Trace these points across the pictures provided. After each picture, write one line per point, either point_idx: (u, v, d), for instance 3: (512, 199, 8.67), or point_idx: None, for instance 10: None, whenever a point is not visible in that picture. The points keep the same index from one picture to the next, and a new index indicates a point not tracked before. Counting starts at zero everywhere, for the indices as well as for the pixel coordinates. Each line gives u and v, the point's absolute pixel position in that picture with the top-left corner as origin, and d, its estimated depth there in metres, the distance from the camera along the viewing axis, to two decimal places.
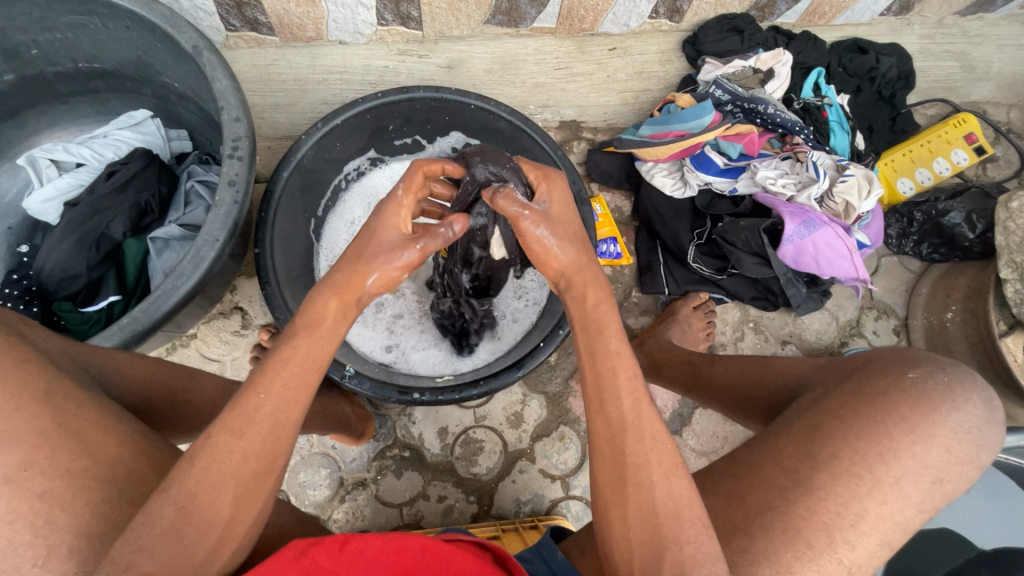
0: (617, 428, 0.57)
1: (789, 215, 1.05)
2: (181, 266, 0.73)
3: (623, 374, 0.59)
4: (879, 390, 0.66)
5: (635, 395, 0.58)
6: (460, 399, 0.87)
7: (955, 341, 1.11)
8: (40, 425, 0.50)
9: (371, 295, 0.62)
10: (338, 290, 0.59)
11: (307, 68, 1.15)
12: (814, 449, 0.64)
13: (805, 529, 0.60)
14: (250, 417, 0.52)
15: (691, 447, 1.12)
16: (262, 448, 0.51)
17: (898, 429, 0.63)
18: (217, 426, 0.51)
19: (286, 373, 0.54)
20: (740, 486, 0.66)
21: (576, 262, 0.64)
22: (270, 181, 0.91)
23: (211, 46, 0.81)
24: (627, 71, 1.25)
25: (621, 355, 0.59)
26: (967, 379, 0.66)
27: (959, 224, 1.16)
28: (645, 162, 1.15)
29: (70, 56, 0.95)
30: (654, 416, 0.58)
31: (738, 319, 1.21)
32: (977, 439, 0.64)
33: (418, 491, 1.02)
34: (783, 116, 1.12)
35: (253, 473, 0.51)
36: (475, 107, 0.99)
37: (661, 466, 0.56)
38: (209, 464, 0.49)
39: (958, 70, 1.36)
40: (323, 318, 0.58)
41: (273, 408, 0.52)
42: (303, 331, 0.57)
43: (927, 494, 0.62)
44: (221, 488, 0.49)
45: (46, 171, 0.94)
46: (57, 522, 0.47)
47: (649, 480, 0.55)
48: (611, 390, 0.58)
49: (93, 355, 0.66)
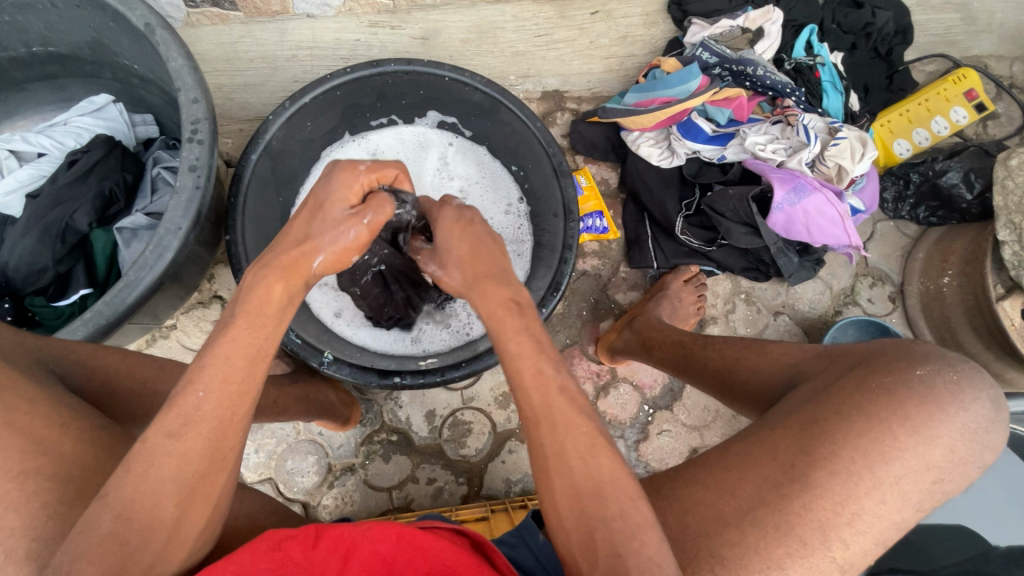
0: (537, 422, 0.55)
1: (778, 181, 1.02)
2: (144, 256, 0.71)
3: (528, 371, 0.57)
4: (884, 388, 0.64)
5: (545, 389, 0.56)
6: (443, 381, 0.86)
7: (952, 308, 1.08)
8: None
9: (314, 276, 0.64)
10: (284, 274, 0.60)
11: (275, 44, 1.10)
12: (811, 446, 0.63)
13: (798, 526, 0.60)
14: (190, 416, 0.49)
15: (682, 422, 1.12)
16: (205, 447, 0.49)
17: (903, 429, 0.62)
18: (153, 429, 0.49)
19: (226, 367, 0.52)
20: (732, 476, 0.65)
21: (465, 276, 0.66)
22: (239, 164, 0.88)
23: (165, 23, 0.77)
24: (611, 36, 1.20)
25: (523, 355, 0.58)
26: (976, 377, 0.65)
27: (957, 185, 1.13)
28: (632, 132, 1.11)
29: (22, 40, 0.91)
30: (573, 405, 0.56)
31: (729, 290, 1.19)
32: (980, 439, 0.63)
33: (407, 475, 1.02)
34: (773, 77, 1.06)
35: (198, 472, 0.49)
36: (449, 79, 0.94)
37: (576, 450, 0.53)
38: (148, 466, 0.47)
39: (959, 22, 1.29)
40: (269, 300, 0.58)
41: (213, 406, 0.50)
42: (243, 321, 0.55)
43: (926, 494, 0.62)
44: (161, 491, 0.47)
45: (6, 162, 0.92)
46: (13, 526, 0.46)
47: (568, 464, 0.53)
48: (521, 390, 0.57)
49: (52, 345, 0.65)
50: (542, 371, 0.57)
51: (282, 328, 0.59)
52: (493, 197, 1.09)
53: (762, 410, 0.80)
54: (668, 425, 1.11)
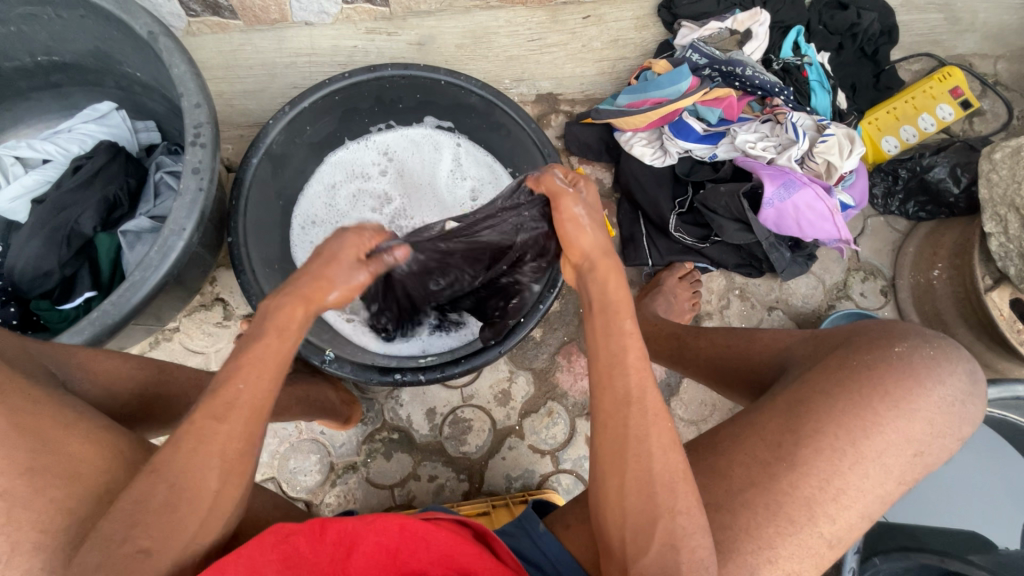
0: (621, 403, 0.58)
1: (768, 177, 1.04)
2: (148, 257, 0.73)
3: (633, 352, 0.59)
4: (866, 364, 0.66)
5: (643, 372, 0.59)
6: (443, 377, 0.88)
7: (942, 300, 1.10)
8: (1, 424, 0.50)
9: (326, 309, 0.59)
10: (305, 300, 0.57)
11: (274, 52, 1.13)
12: (798, 425, 0.64)
13: (787, 504, 0.61)
14: (233, 403, 0.52)
15: (680, 417, 1.13)
16: (245, 432, 0.52)
17: (883, 404, 0.63)
18: (198, 412, 0.51)
19: (263, 366, 0.54)
20: (722, 459, 0.66)
21: (602, 244, 0.63)
22: (239, 167, 0.90)
23: (167, 30, 0.79)
24: (603, 39, 1.22)
25: (634, 334, 0.60)
26: (951, 352, 0.67)
27: (944, 179, 1.16)
28: (625, 133, 1.14)
29: (27, 50, 0.93)
30: (658, 394, 0.59)
31: (724, 286, 1.20)
32: (958, 412, 0.65)
33: (409, 472, 1.03)
34: (762, 77, 1.09)
35: (238, 451, 0.52)
36: (445, 82, 0.96)
37: (660, 440, 0.57)
38: (194, 446, 0.50)
39: (943, 22, 1.32)
40: (285, 321, 0.55)
41: (253, 395, 0.53)
42: (273, 336, 0.55)
43: (907, 467, 0.64)
44: (205, 467, 0.50)
45: (12, 168, 0.93)
46: (21, 520, 0.48)
47: (647, 450, 0.57)
48: (620, 366, 0.59)
49: (55, 349, 0.67)
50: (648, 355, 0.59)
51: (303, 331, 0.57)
52: None
53: (756, 395, 0.81)
54: (666, 420, 1.12)
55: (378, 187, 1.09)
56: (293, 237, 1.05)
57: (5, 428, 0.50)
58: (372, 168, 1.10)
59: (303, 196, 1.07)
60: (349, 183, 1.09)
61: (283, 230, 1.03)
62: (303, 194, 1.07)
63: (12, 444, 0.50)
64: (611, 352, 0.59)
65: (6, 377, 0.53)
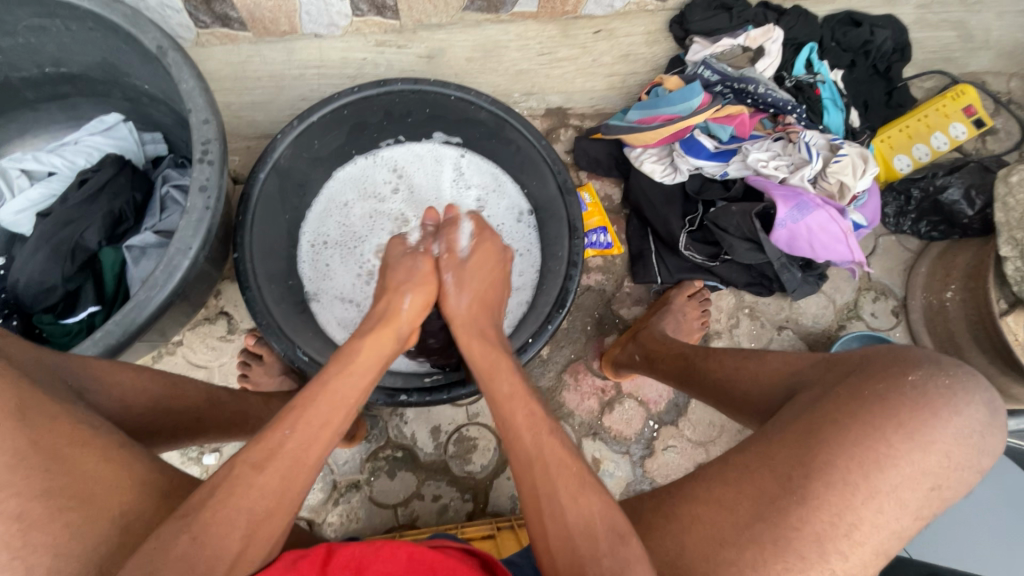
0: (525, 465, 0.60)
1: (781, 198, 1.03)
2: (155, 275, 0.72)
3: (520, 413, 0.64)
4: (877, 395, 0.65)
5: (536, 429, 0.62)
6: (449, 398, 0.87)
7: (955, 322, 1.08)
8: (16, 444, 0.50)
9: (406, 321, 0.75)
10: (382, 324, 0.73)
11: (282, 64, 1.12)
12: (808, 456, 0.63)
13: (795, 541, 0.60)
14: (274, 451, 0.55)
15: (687, 438, 1.11)
16: (278, 485, 0.53)
17: (897, 436, 0.62)
18: (240, 460, 0.54)
19: (310, 411, 0.58)
20: (730, 491, 0.65)
21: (469, 312, 0.78)
22: (247, 182, 0.89)
23: (177, 45, 0.78)
24: (613, 54, 1.21)
25: (513, 396, 0.66)
26: (970, 381, 0.65)
27: (958, 201, 1.14)
28: (635, 148, 1.12)
29: (35, 62, 0.92)
30: (558, 446, 0.61)
31: (733, 305, 1.19)
32: (976, 444, 0.64)
33: (413, 492, 1.02)
34: (774, 95, 1.08)
35: (266, 510, 0.52)
36: (455, 97, 0.96)
37: (569, 491, 0.58)
38: (229, 494, 0.52)
39: (956, 40, 1.30)
40: (355, 356, 0.66)
41: (295, 444, 0.56)
42: (334, 370, 0.64)
43: (924, 501, 0.62)
44: (231, 521, 0.50)
45: (17, 181, 0.92)
46: (35, 544, 0.47)
47: (559, 506, 0.57)
48: (513, 431, 0.63)
49: (73, 360, 0.65)
50: (533, 413, 0.63)
51: (371, 371, 0.66)
52: (506, 204, 1.10)
53: (761, 417, 0.80)
54: (674, 441, 1.11)
55: (394, 212, 1.11)
56: (302, 253, 1.05)
57: (22, 448, 0.50)
58: (384, 186, 1.11)
59: (311, 213, 1.07)
60: (360, 202, 1.10)
61: (291, 248, 1.03)
62: (312, 209, 1.07)
63: (26, 466, 0.49)
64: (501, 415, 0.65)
65: (21, 398, 0.52)
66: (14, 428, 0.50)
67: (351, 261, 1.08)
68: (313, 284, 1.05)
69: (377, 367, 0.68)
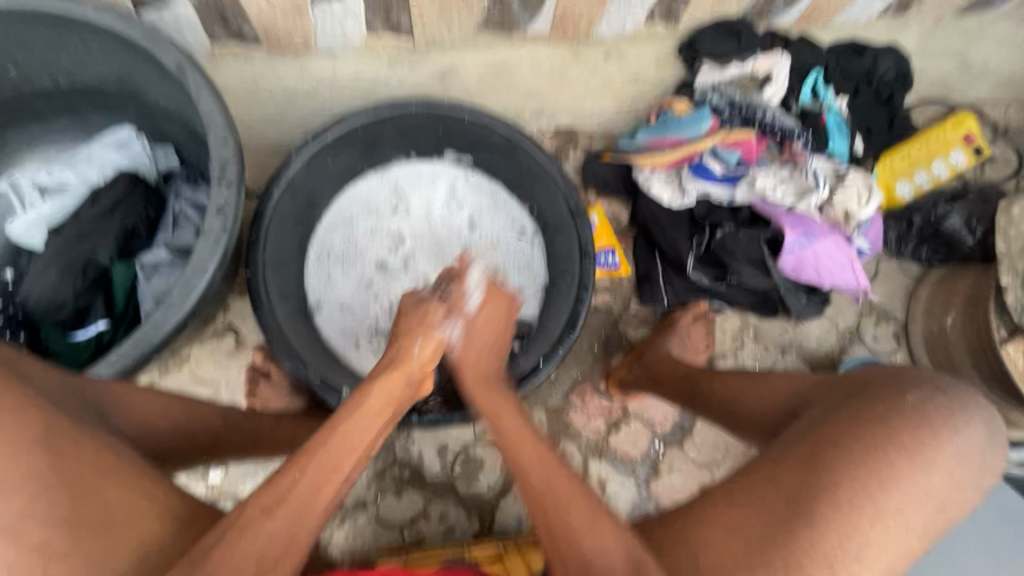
0: (540, 506, 0.61)
1: (788, 226, 1.05)
2: (171, 297, 0.72)
3: (528, 450, 0.66)
4: (876, 417, 0.66)
5: (546, 469, 0.64)
6: (459, 420, 0.88)
7: (955, 347, 1.10)
8: (38, 471, 0.49)
9: (419, 363, 0.75)
10: (394, 366, 0.72)
11: (295, 79, 1.12)
12: (813, 476, 0.64)
13: (807, 564, 0.59)
14: (283, 494, 0.53)
15: (692, 459, 1.12)
16: (287, 531, 0.52)
17: (899, 456, 0.63)
18: (250, 502, 0.53)
19: (321, 454, 0.57)
20: (737, 512, 0.64)
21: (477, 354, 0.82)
22: (260, 201, 0.89)
23: (196, 64, 0.79)
24: (623, 76, 1.22)
25: (521, 435, 0.69)
26: (967, 402, 0.67)
27: (959, 229, 1.18)
28: (643, 171, 1.13)
29: (50, 75, 0.92)
30: (568, 481, 0.63)
31: (738, 326, 1.21)
32: (976, 463, 0.65)
33: (419, 511, 1.02)
34: (779, 121, 1.13)
35: (276, 556, 0.51)
36: (468, 119, 0.97)
37: (586, 524, 0.59)
38: (239, 536, 0.50)
39: (956, 69, 1.33)
40: (368, 400, 0.66)
41: (308, 484, 0.55)
42: (348, 411, 0.63)
43: (930, 520, 0.63)
44: (240, 563, 0.49)
45: (29, 195, 0.92)
46: (54, 574, 0.46)
47: (577, 538, 0.58)
48: (523, 467, 0.65)
49: (95, 387, 0.65)
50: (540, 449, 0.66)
51: (379, 418, 0.66)
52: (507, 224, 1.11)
53: (766, 438, 0.80)
54: (678, 462, 1.12)
55: (393, 226, 1.11)
56: (307, 267, 1.04)
57: (43, 476, 0.49)
58: (387, 205, 1.10)
59: (319, 227, 1.06)
60: (367, 218, 1.09)
61: (299, 261, 1.01)
62: (320, 224, 1.06)
63: (47, 492, 0.49)
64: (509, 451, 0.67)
65: (45, 422, 0.52)
66: (37, 455, 0.50)
67: (347, 273, 1.07)
68: (317, 295, 1.04)
69: (385, 411, 0.67)
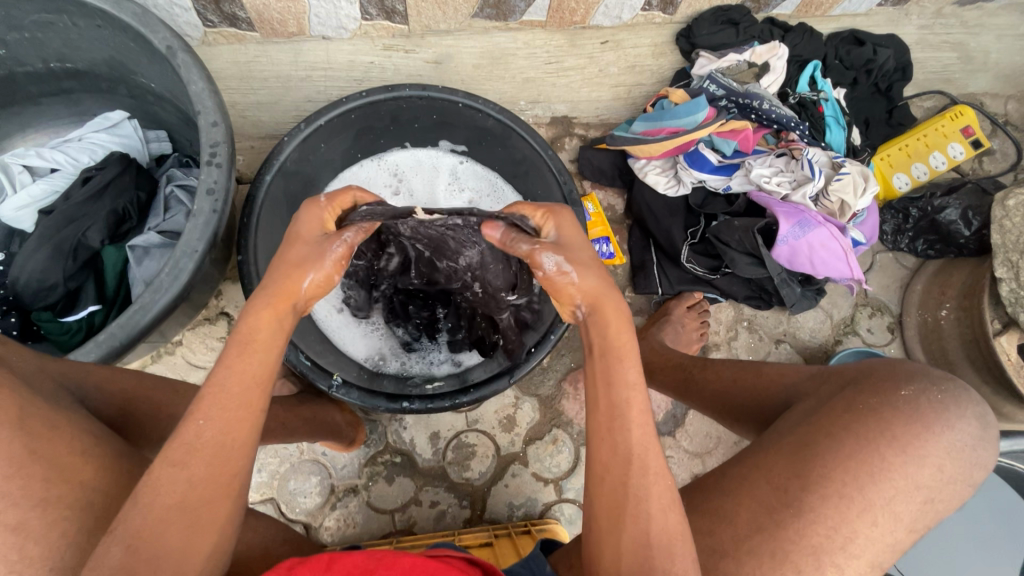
0: (623, 463, 0.55)
1: (783, 215, 1.04)
2: (160, 278, 0.71)
3: (637, 407, 0.57)
4: (870, 409, 0.65)
5: (646, 429, 0.57)
6: (450, 407, 0.88)
7: (949, 339, 1.10)
8: (16, 453, 0.49)
9: (305, 298, 0.64)
10: (273, 300, 0.61)
11: (290, 65, 1.11)
12: (804, 468, 0.63)
13: (793, 553, 0.60)
14: (192, 445, 0.51)
15: (684, 448, 1.12)
16: (208, 473, 0.51)
17: (891, 450, 0.62)
18: (158, 460, 0.51)
19: (224, 398, 0.53)
20: (729, 503, 0.65)
21: (598, 287, 0.61)
22: (253, 185, 0.88)
23: (186, 46, 0.78)
24: (620, 65, 1.21)
25: (637, 386, 0.57)
26: (962, 396, 0.66)
27: (955, 221, 1.16)
28: (638, 160, 1.13)
29: (40, 57, 0.92)
30: (660, 452, 0.57)
31: (732, 318, 1.21)
32: (968, 457, 0.64)
33: (410, 497, 1.02)
34: (778, 111, 1.09)
35: (204, 498, 0.51)
36: (462, 105, 0.96)
37: (659, 500, 0.55)
38: (150, 493, 0.49)
39: (956, 61, 1.32)
40: (257, 332, 0.58)
41: (213, 433, 0.52)
42: (235, 349, 0.56)
43: (917, 514, 0.63)
44: (164, 520, 0.49)
45: (19, 176, 0.92)
46: (31, 556, 0.47)
47: (647, 511, 0.54)
48: (621, 421, 0.56)
49: (72, 372, 0.66)
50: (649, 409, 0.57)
51: (274, 348, 0.59)
52: None
53: (762, 428, 0.80)
54: (670, 451, 1.12)
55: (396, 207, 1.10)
56: None
57: (19, 457, 0.49)
58: (384, 190, 1.10)
59: None
60: None
61: None
62: None
63: (24, 474, 0.49)
64: (615, 406, 0.57)
65: (26, 403, 0.52)
66: (15, 436, 0.50)
67: None
68: None
69: (284, 334, 0.61)
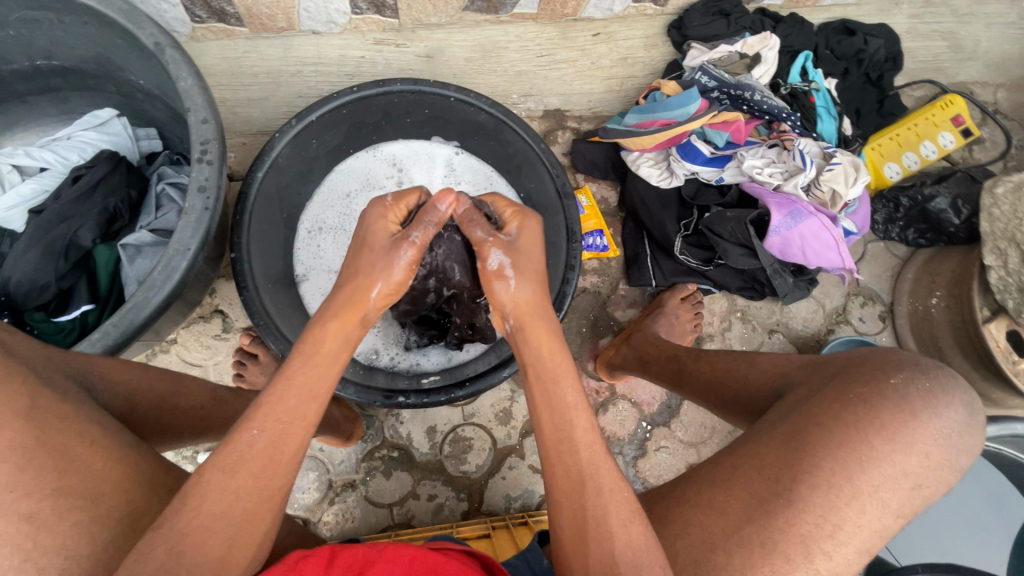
0: (575, 484, 0.57)
1: (775, 206, 1.05)
2: (153, 277, 0.71)
3: (581, 427, 0.59)
4: (861, 398, 0.66)
5: (593, 447, 0.59)
6: (448, 400, 0.90)
7: (939, 327, 1.11)
8: (24, 444, 0.49)
9: (376, 311, 0.65)
10: (341, 313, 0.62)
11: (280, 60, 1.11)
12: (793, 459, 0.64)
13: (783, 543, 0.61)
14: (242, 454, 0.53)
15: (679, 439, 1.13)
16: (254, 486, 0.52)
17: (879, 438, 0.63)
18: (209, 464, 0.52)
19: (279, 408, 0.55)
20: (720, 495, 0.65)
21: (531, 304, 0.64)
22: (245, 181, 0.90)
23: (174, 42, 0.77)
24: (612, 57, 1.21)
25: (577, 407, 0.60)
26: (949, 383, 0.67)
27: (945, 210, 1.17)
28: (632, 152, 1.13)
29: (27, 55, 0.91)
30: (612, 470, 0.59)
31: (726, 308, 1.22)
32: (956, 443, 0.66)
33: (408, 491, 1.03)
34: (770, 102, 1.10)
35: (247, 511, 0.52)
36: (454, 100, 0.98)
37: (620, 515, 0.56)
38: (201, 500, 0.50)
39: (946, 50, 1.33)
40: (321, 345, 0.60)
41: (267, 443, 0.54)
42: (299, 358, 0.59)
43: (905, 500, 0.64)
44: (210, 528, 0.50)
45: (8, 176, 0.91)
46: (44, 545, 0.47)
47: (608, 531, 0.56)
48: (570, 444, 0.58)
49: (77, 361, 0.65)
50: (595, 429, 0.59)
51: (338, 362, 0.61)
52: None
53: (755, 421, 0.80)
54: (666, 441, 1.13)
55: None
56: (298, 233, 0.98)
57: (29, 446, 0.49)
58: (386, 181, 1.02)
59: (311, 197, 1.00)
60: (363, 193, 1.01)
61: (287, 233, 0.97)
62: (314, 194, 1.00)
63: (35, 464, 0.49)
64: (561, 427, 0.59)
65: (32, 394, 0.52)
66: (24, 428, 0.50)
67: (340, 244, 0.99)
68: (304, 264, 0.97)
69: (349, 347, 0.62)
